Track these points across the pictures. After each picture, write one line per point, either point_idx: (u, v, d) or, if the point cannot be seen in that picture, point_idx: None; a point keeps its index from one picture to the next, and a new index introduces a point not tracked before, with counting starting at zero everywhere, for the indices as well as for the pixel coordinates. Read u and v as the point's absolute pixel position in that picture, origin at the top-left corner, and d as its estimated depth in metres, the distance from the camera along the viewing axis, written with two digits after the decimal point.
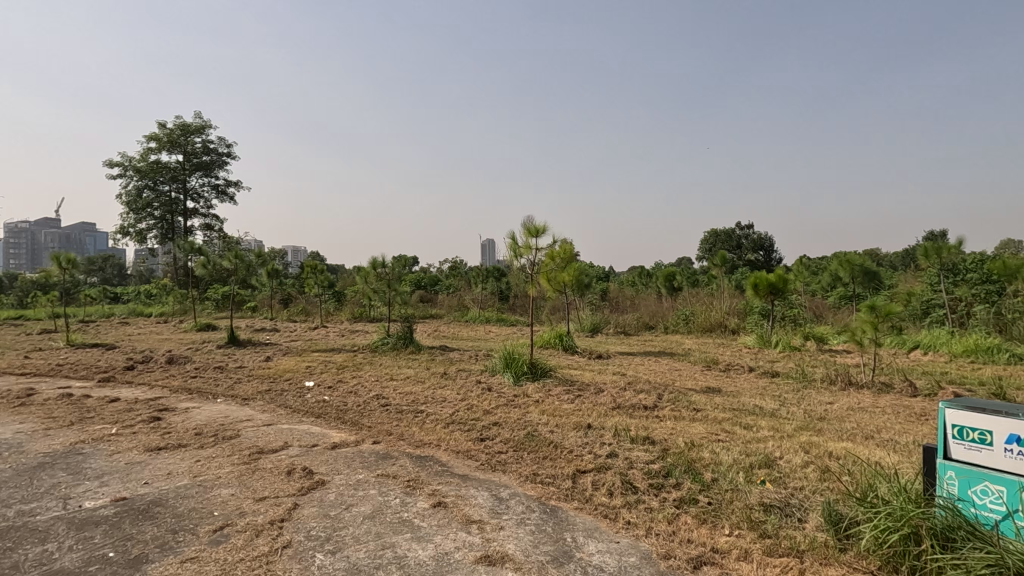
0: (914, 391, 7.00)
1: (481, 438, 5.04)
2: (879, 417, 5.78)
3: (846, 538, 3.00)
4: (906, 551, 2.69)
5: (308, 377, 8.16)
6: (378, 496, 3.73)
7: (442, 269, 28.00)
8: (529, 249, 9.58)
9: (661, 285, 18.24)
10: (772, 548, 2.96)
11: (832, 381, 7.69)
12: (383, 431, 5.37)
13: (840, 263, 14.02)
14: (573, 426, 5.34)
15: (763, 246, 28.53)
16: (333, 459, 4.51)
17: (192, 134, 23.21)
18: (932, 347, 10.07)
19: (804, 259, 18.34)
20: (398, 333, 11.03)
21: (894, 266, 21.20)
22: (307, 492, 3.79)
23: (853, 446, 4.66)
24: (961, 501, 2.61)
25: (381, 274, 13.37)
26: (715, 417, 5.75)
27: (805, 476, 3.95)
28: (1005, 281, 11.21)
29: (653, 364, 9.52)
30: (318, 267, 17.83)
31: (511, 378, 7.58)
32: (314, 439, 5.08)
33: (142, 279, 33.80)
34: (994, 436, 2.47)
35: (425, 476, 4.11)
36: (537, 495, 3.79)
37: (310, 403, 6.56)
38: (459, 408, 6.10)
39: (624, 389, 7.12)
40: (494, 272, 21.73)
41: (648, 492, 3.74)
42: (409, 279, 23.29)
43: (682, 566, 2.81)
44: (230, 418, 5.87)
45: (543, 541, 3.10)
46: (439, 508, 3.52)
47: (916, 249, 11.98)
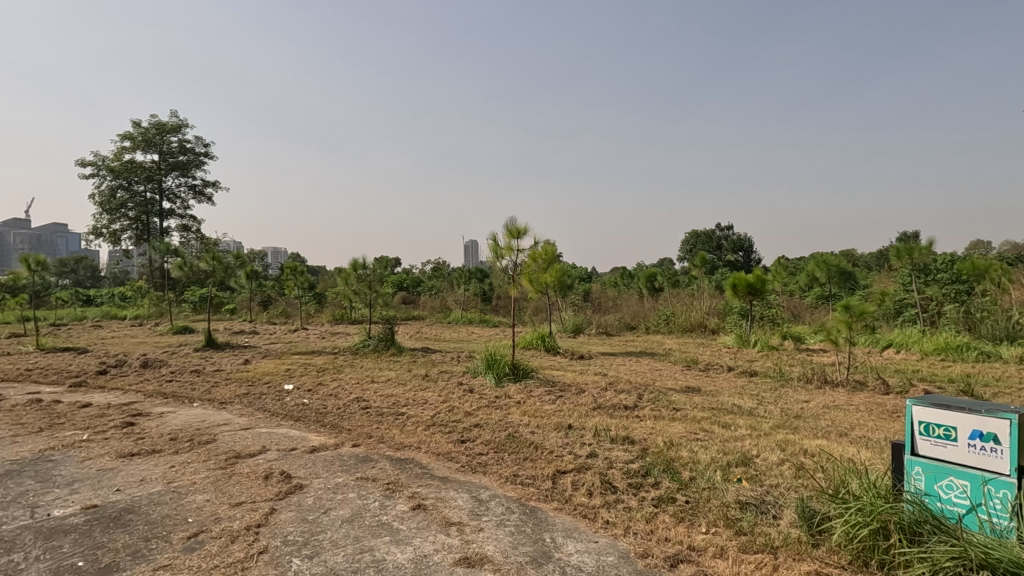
0: (886, 389, 7.17)
1: (462, 439, 5.05)
2: (853, 414, 5.91)
3: (818, 533, 3.06)
4: (875, 546, 2.75)
5: (288, 380, 8.07)
6: (357, 499, 3.70)
7: (424, 269, 27.95)
8: (510, 249, 9.59)
9: (642, 286, 18.43)
10: (747, 545, 3.00)
11: (807, 379, 7.84)
12: (363, 434, 5.34)
13: (816, 264, 14.29)
14: (554, 426, 5.37)
15: (743, 246, 29.02)
16: (311, 462, 4.47)
17: (168, 133, 22.81)
18: (904, 345, 10.31)
19: (781, 259, 18.65)
20: (380, 335, 10.96)
21: (869, 266, 21.68)
22: (285, 496, 3.74)
23: (827, 444, 4.76)
24: (928, 495, 2.69)
25: (362, 275, 13.27)
26: (694, 417, 5.82)
27: (781, 473, 4.02)
28: (974, 281, 11.58)
29: (634, 364, 9.61)
30: (298, 268, 17.63)
31: (493, 379, 7.58)
32: (293, 442, 5.03)
33: (116, 281, 33.14)
34: (958, 432, 2.55)
35: (405, 479, 4.09)
36: (517, 496, 3.80)
37: (289, 406, 6.48)
38: (440, 410, 6.09)
39: (605, 389, 7.17)
40: (477, 274, 21.75)
41: (627, 492, 3.77)
42: (392, 280, 23.19)
43: (659, 564, 2.84)
44: (206, 422, 5.77)
45: (522, 542, 3.11)
46: (418, 511, 3.51)
47: (889, 250, 12.28)
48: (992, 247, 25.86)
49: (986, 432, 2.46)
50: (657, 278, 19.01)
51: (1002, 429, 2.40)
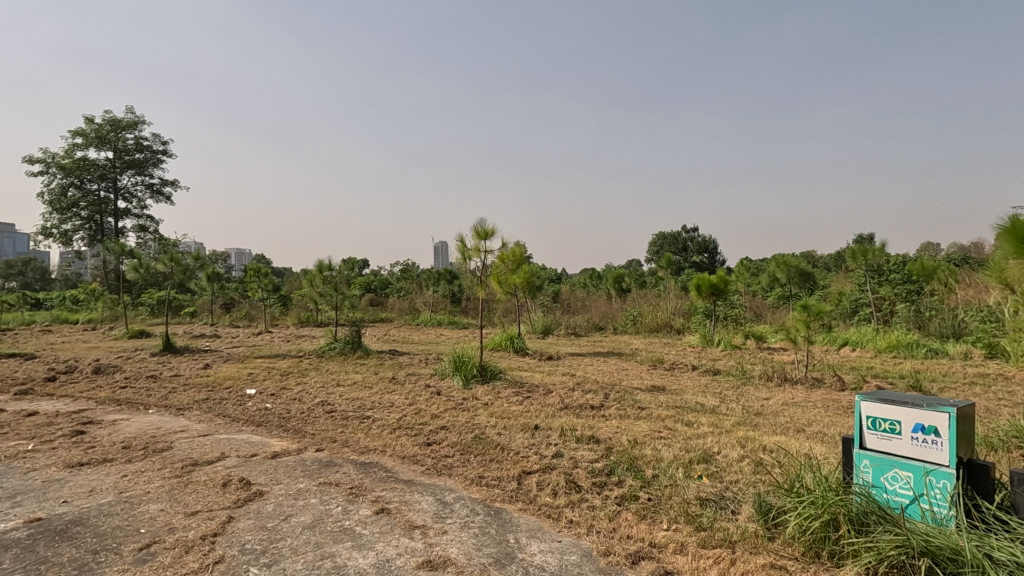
0: (842, 385, 7.43)
1: (428, 442, 5.01)
2: (811, 411, 6.10)
3: (774, 527, 3.13)
4: (826, 537, 2.82)
5: (250, 384, 7.88)
6: (319, 505, 3.64)
7: (394, 271, 27.73)
8: (478, 251, 9.58)
9: (611, 287, 18.72)
10: (706, 541, 3.06)
11: (768, 377, 8.07)
12: (327, 438, 5.25)
13: (778, 264, 14.72)
14: (521, 427, 5.39)
15: (707, 248, 29.74)
16: (273, 468, 4.37)
17: (123, 130, 22.03)
18: (859, 343, 10.71)
19: (744, 261, 19.13)
20: (346, 338, 10.80)
21: (828, 267, 22.45)
22: (244, 504, 3.65)
23: (785, 440, 4.90)
24: (875, 487, 2.80)
25: (328, 277, 13.09)
26: (658, 415, 5.91)
27: (740, 469, 4.11)
28: (924, 282, 12.10)
29: (601, 364, 9.73)
30: (262, 271, 17.20)
31: (461, 381, 7.54)
32: (254, 448, 4.91)
33: (68, 283, 31.72)
34: (902, 425, 2.67)
35: (369, 483, 4.03)
36: (482, 497, 3.80)
37: (251, 411, 6.33)
38: (407, 413, 6.04)
39: (573, 390, 7.24)
40: (446, 275, 21.69)
41: (591, 491, 3.81)
42: (359, 282, 22.94)
43: (621, 562, 2.88)
44: (162, 429, 5.59)
45: (486, 544, 3.10)
46: (382, 515, 3.47)
47: (845, 251, 12.73)
48: (939, 249, 27.21)
49: (928, 425, 2.57)
50: (625, 279, 19.33)
51: (941, 422, 2.52)
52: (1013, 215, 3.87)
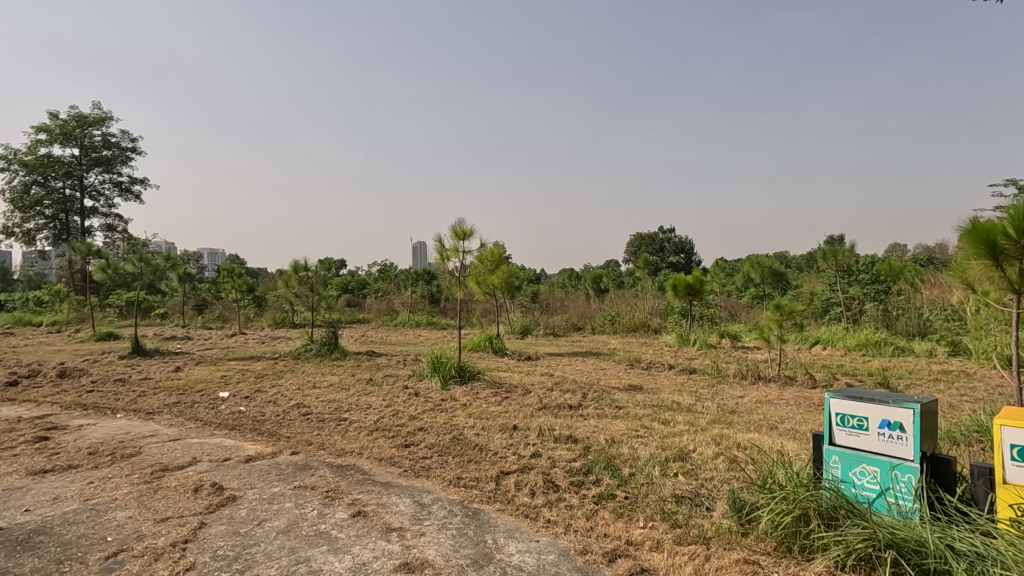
0: (813, 383, 7.60)
1: (406, 443, 4.98)
2: (783, 408, 6.23)
3: (747, 523, 3.18)
4: (797, 532, 2.88)
5: (223, 387, 7.72)
6: (294, 509, 3.58)
7: (371, 272, 27.48)
8: (456, 251, 9.55)
9: (589, 287, 18.85)
10: (681, 538, 3.10)
11: (743, 376, 8.21)
12: (303, 441, 5.18)
13: (751, 265, 15.01)
14: (500, 428, 5.38)
15: (684, 249, 30.17)
16: (246, 472, 4.29)
17: (90, 126, 21.40)
18: (830, 342, 10.97)
19: (719, 261, 19.42)
20: (323, 339, 10.66)
21: (800, 268, 22.95)
22: (215, 509, 3.57)
23: (758, 437, 4.99)
24: (844, 482, 2.88)
25: (303, 277, 12.90)
26: (636, 414, 5.97)
27: (715, 467, 4.18)
28: (891, 282, 12.45)
29: (580, 364, 9.80)
30: (236, 271, 16.86)
31: (439, 382, 7.50)
32: (227, 452, 4.81)
33: (31, 284, 30.66)
34: (869, 421, 2.75)
35: (345, 486, 3.99)
36: (459, 498, 3.79)
37: (224, 415, 6.20)
38: (385, 415, 5.98)
39: (551, 389, 7.26)
40: (425, 275, 21.57)
41: (569, 490, 3.83)
42: (336, 282, 22.67)
43: (598, 560, 2.90)
44: (131, 434, 5.44)
45: (463, 545, 3.09)
46: (358, 518, 3.43)
47: (816, 251, 13.03)
48: (906, 250, 28.06)
49: (893, 421, 2.66)
50: (603, 279, 19.47)
51: (906, 418, 2.61)
52: (975, 217, 3.99)
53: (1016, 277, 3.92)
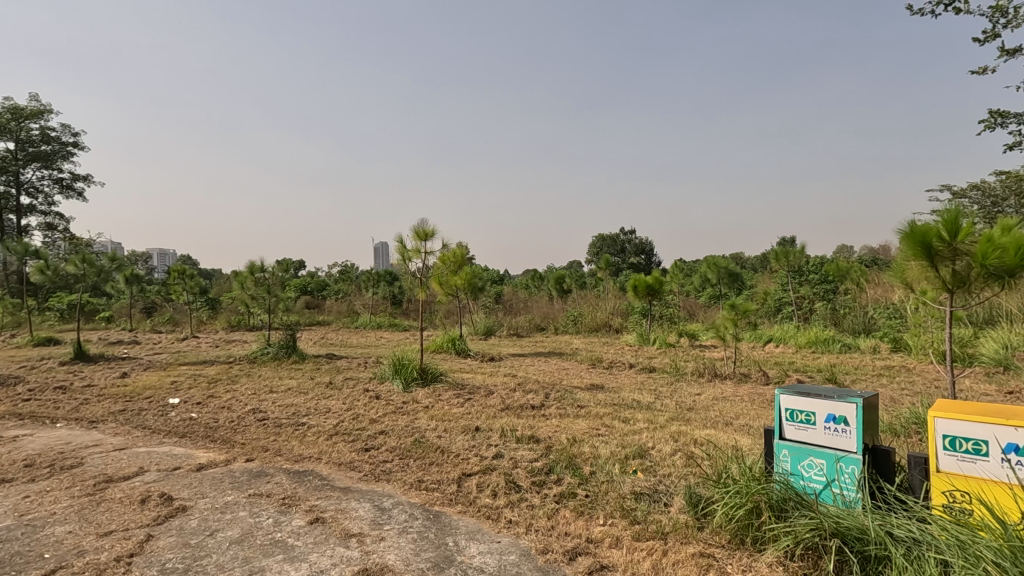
0: (766, 379, 7.88)
1: (366, 447, 4.90)
2: (738, 405, 6.43)
3: (703, 517, 3.27)
4: (750, 524, 2.97)
5: (173, 393, 7.41)
6: (248, 518, 3.47)
7: (332, 273, 26.92)
8: (418, 251, 9.46)
9: (552, 287, 18.98)
10: (640, 534, 3.16)
11: (700, 374, 8.43)
12: (258, 447, 5.03)
13: (708, 266, 15.46)
14: (462, 429, 5.36)
15: (644, 250, 30.81)
16: (197, 481, 4.13)
17: (27, 120, 20.22)
18: (782, 339, 11.39)
19: (677, 261, 19.90)
20: (280, 342, 10.39)
21: (754, 269, 23.84)
22: (164, 520, 3.43)
23: (715, 433, 5.13)
24: (793, 475, 2.99)
25: (260, 279, 12.53)
26: (597, 413, 6.05)
27: (673, 463, 4.28)
28: (838, 281, 13.01)
29: (542, 364, 9.86)
30: (187, 272, 16.22)
31: (401, 384, 7.42)
32: (177, 461, 4.63)
33: None
34: (816, 416, 2.87)
35: (303, 492, 3.89)
36: (421, 501, 3.75)
37: (174, 422, 5.96)
38: (344, 418, 5.87)
39: (514, 390, 7.28)
40: (387, 277, 21.26)
41: (530, 490, 3.85)
42: (294, 283, 22.13)
43: (559, 559, 2.92)
44: (72, 444, 5.16)
45: (424, 548, 3.07)
46: (316, 525, 3.36)
47: (769, 253, 13.52)
48: (853, 251, 29.42)
49: (838, 415, 2.79)
50: (566, 280, 19.66)
51: (850, 412, 2.74)
52: (912, 220, 4.22)
53: (948, 277, 4.17)
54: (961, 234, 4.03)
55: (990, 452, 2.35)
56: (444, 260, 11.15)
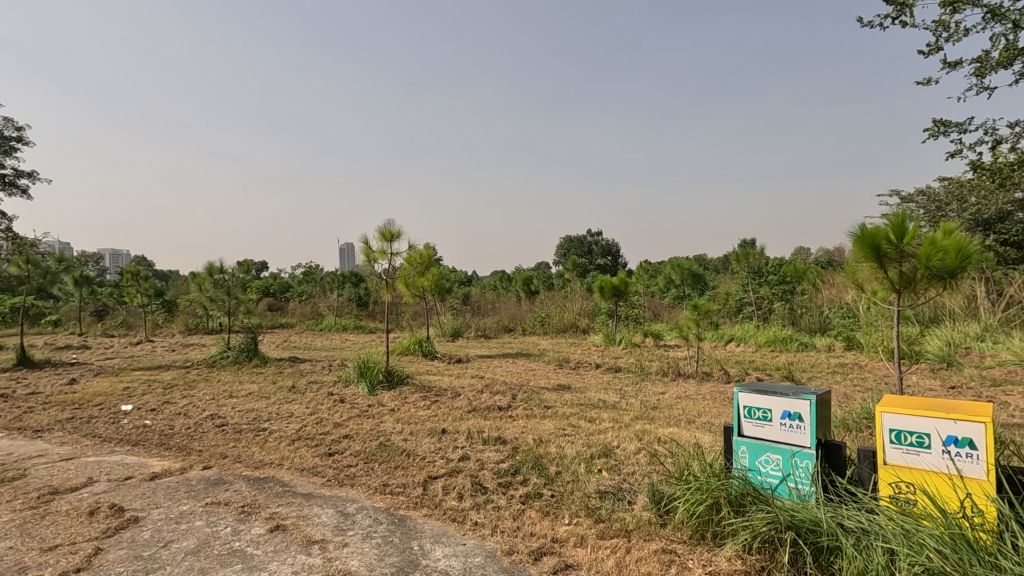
0: (727, 378, 8.08)
1: (330, 452, 4.81)
2: (700, 403, 6.59)
3: (665, 513, 3.33)
4: (710, 519, 3.04)
5: (126, 399, 7.11)
6: (204, 527, 3.36)
7: (295, 275, 26.33)
8: (384, 252, 9.35)
9: (520, 289, 19.04)
10: (604, 532, 3.20)
11: (664, 373, 8.59)
12: (217, 454, 4.88)
13: (672, 267, 15.78)
14: (428, 432, 5.32)
15: (611, 252, 31.23)
16: (150, 491, 3.98)
17: None
18: (742, 339, 11.72)
19: (642, 263, 20.24)
20: (240, 345, 10.11)
21: (716, 271, 24.49)
22: (114, 533, 3.29)
23: (677, 431, 5.24)
24: (751, 470, 3.08)
25: (219, 280, 12.15)
26: (564, 413, 6.10)
27: (637, 461, 4.35)
28: (795, 282, 13.47)
29: (510, 365, 9.88)
30: (141, 274, 15.61)
31: (366, 388, 7.30)
32: (129, 470, 4.45)
33: None
34: (773, 413, 2.96)
35: (263, 499, 3.79)
36: (385, 506, 3.71)
37: (127, 430, 5.73)
38: (307, 423, 5.75)
39: (481, 392, 7.27)
40: (352, 278, 20.89)
41: (496, 491, 3.85)
42: (256, 285, 21.57)
43: (524, 560, 2.93)
44: (13, 455, 4.89)
45: (388, 553, 3.03)
46: (276, 533, 3.28)
47: (730, 254, 13.89)
48: (809, 253, 30.51)
49: (793, 412, 2.88)
50: (533, 281, 19.75)
51: (804, 408, 2.84)
52: (862, 224, 4.40)
53: (896, 278, 4.36)
54: (908, 236, 4.22)
55: (932, 444, 2.47)
56: (410, 261, 11.05)
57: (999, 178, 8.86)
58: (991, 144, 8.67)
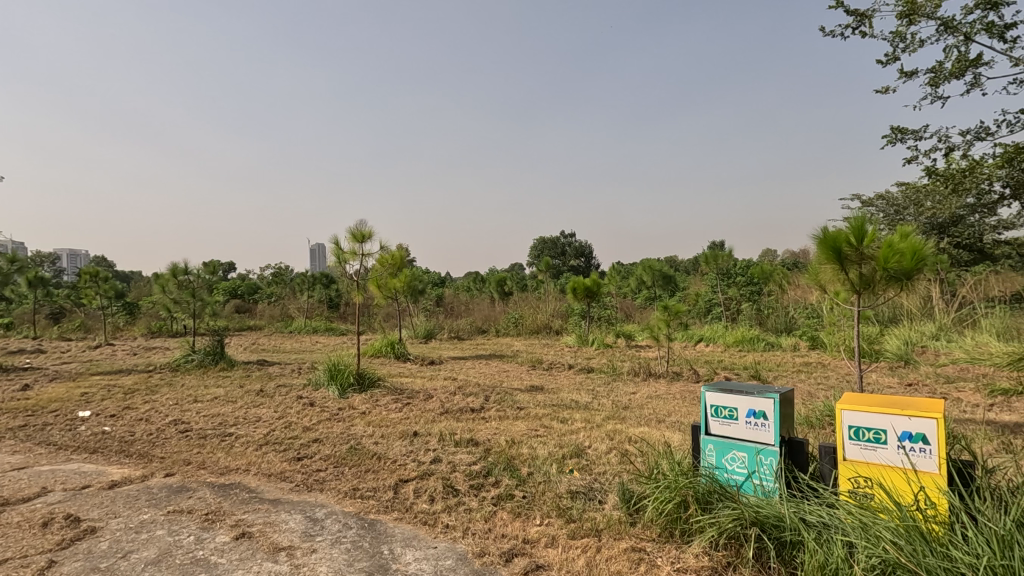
0: (697, 377, 8.22)
1: (299, 457, 4.73)
2: (670, 402, 6.69)
3: (635, 512, 3.37)
4: (678, 517, 3.09)
5: (83, 405, 6.85)
6: (166, 536, 3.26)
7: (263, 276, 25.75)
8: (355, 254, 9.23)
9: (494, 290, 19.01)
10: (576, 531, 3.22)
11: (635, 373, 8.70)
12: (180, 460, 4.74)
13: (644, 268, 15.99)
14: (399, 435, 5.27)
15: (584, 253, 31.49)
16: (109, 500, 3.84)
17: None
18: (712, 339, 11.94)
19: (615, 265, 20.45)
20: (206, 348, 9.84)
21: (686, 272, 24.97)
22: (69, 544, 3.16)
23: (648, 430, 5.31)
24: (718, 468, 3.14)
25: (183, 282, 11.81)
26: (536, 414, 6.12)
27: (608, 461, 4.39)
28: (762, 283, 13.80)
29: (483, 367, 9.86)
30: (101, 275, 15.06)
31: (336, 391, 7.19)
32: (86, 479, 4.29)
33: None
34: (738, 411, 3.03)
35: (228, 506, 3.70)
36: (355, 510, 3.66)
37: (84, 437, 5.51)
38: (275, 427, 5.63)
39: (454, 393, 7.24)
40: (323, 279, 20.53)
41: (468, 494, 3.84)
42: (223, 287, 21.04)
43: (495, 561, 2.93)
44: None
45: (358, 558, 2.99)
46: (242, 540, 3.20)
47: (700, 256, 14.15)
48: (776, 255, 31.32)
49: (758, 410, 2.95)
50: (507, 282, 19.75)
51: (768, 406, 2.91)
52: (825, 227, 4.53)
53: (857, 279, 4.50)
54: (867, 239, 4.37)
55: (888, 440, 2.56)
56: (382, 263, 10.95)
57: (952, 184, 9.25)
58: (945, 151, 9.03)
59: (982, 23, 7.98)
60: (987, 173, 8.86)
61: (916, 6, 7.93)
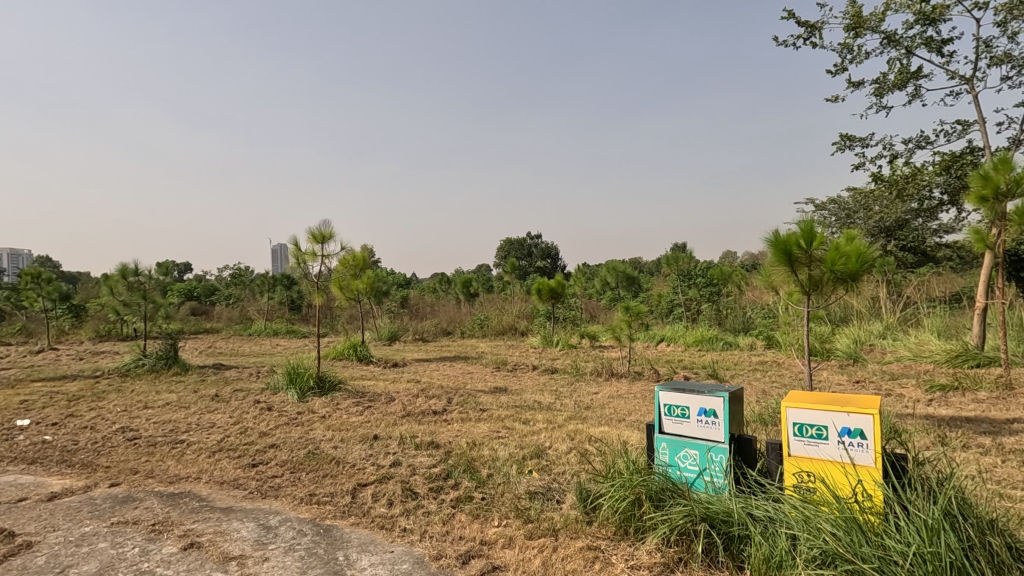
0: (657, 377, 8.38)
1: (254, 463, 4.60)
2: (631, 402, 6.80)
3: (592, 510, 3.41)
4: (632, 514, 3.15)
5: (22, 414, 6.49)
6: (109, 549, 3.14)
7: (222, 277, 24.97)
8: (315, 254, 9.04)
9: (459, 292, 18.90)
10: (533, 532, 3.24)
11: (598, 373, 8.80)
12: (126, 469, 4.55)
13: (608, 269, 16.20)
14: (359, 439, 5.19)
15: (550, 254, 31.71)
16: (47, 513, 3.66)
17: None
18: (673, 339, 12.18)
19: (580, 266, 20.67)
20: (157, 352, 9.47)
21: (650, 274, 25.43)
22: (2, 561, 3.01)
23: (608, 430, 5.38)
24: (671, 466, 3.22)
25: (133, 283, 11.32)
26: (499, 415, 6.14)
27: (567, 461, 4.43)
28: (720, 285, 14.19)
29: (447, 368, 9.83)
30: (44, 276, 14.30)
31: (295, 395, 7.04)
32: (24, 491, 4.08)
33: None
34: (690, 410, 3.11)
35: (177, 516, 3.58)
36: (310, 516, 3.59)
37: (22, 447, 5.23)
38: (230, 433, 5.47)
39: (417, 396, 7.18)
40: (284, 280, 20.03)
41: (427, 496, 3.82)
42: (178, 288, 20.32)
43: (452, 564, 2.93)
44: None
45: (312, 566, 2.93)
46: (190, 550, 3.11)
47: (662, 257, 14.45)
48: (736, 257, 32.28)
49: (708, 408, 3.04)
50: (473, 283, 19.71)
51: (718, 404, 3.01)
52: (776, 230, 4.68)
53: (806, 281, 4.68)
54: (816, 242, 4.54)
55: (829, 436, 2.68)
56: (344, 264, 10.75)
57: (896, 189, 9.74)
58: (890, 157, 9.50)
59: (922, 37, 8.42)
60: (927, 180, 9.37)
61: (862, 19, 8.30)
